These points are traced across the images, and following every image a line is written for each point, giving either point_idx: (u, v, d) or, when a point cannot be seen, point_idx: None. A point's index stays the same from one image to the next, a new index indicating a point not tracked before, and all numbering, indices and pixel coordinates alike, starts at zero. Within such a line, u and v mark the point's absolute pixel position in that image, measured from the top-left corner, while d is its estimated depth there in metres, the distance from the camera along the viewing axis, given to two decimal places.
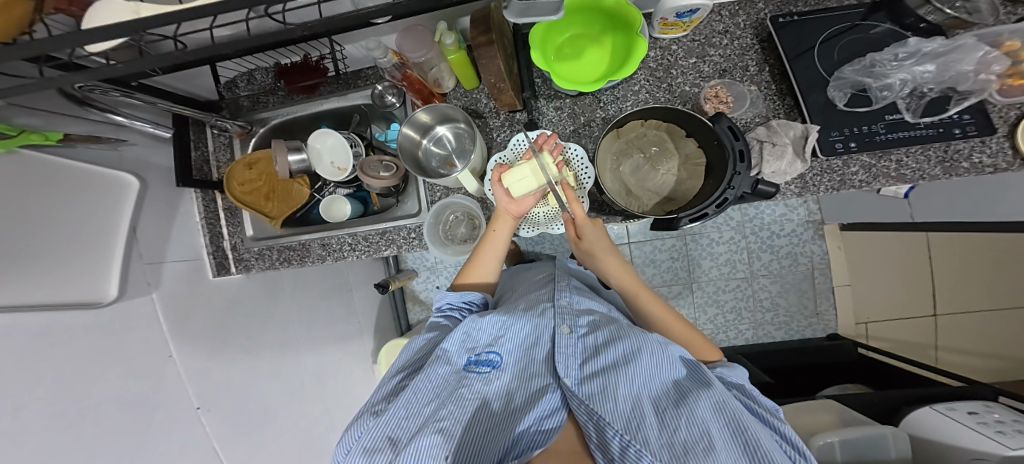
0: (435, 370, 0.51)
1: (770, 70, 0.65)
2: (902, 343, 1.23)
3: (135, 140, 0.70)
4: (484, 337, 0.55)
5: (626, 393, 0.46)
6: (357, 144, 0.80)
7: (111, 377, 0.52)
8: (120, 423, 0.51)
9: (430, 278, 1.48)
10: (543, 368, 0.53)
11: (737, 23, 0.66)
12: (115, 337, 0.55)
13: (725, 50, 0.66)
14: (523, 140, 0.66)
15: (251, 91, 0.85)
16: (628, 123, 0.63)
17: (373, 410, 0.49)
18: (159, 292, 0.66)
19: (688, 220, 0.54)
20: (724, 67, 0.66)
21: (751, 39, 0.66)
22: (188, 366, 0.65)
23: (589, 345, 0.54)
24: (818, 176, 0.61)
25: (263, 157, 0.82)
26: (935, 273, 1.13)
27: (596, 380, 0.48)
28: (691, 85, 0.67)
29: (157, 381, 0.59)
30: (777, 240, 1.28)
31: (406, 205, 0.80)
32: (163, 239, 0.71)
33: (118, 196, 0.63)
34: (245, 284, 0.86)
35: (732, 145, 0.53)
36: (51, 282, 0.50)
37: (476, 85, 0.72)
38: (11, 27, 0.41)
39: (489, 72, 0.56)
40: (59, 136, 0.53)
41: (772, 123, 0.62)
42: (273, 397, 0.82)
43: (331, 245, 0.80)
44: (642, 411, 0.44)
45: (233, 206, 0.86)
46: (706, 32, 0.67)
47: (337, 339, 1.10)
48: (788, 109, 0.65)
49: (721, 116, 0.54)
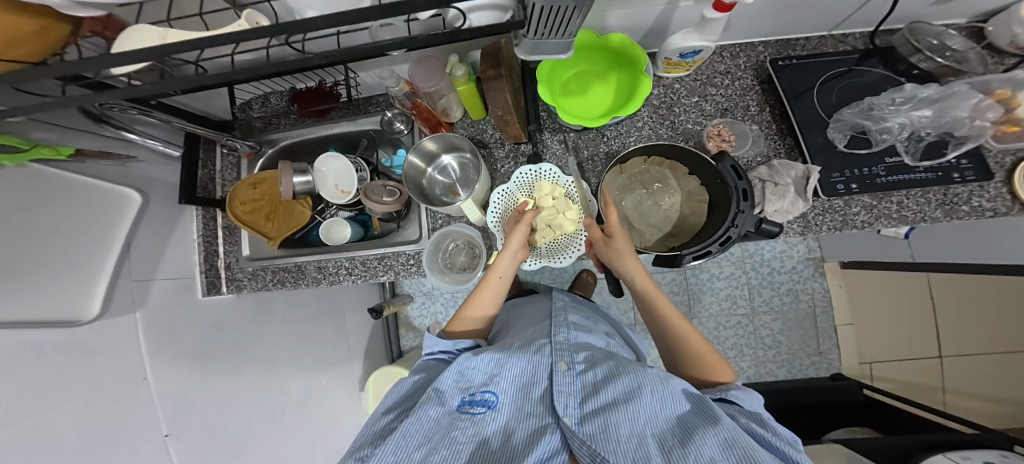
0: (426, 411, 0.48)
1: (770, 110, 0.67)
2: (909, 385, 1.19)
3: (144, 157, 0.70)
4: (478, 376, 0.53)
5: (628, 431, 0.43)
6: (363, 168, 0.80)
7: (76, 401, 0.49)
8: (81, 452, 0.48)
9: (426, 304, 1.45)
10: (540, 407, 0.49)
11: (737, 64, 0.69)
12: (86, 358, 0.52)
13: (726, 89, 0.68)
14: (524, 174, 0.66)
15: (263, 113, 0.86)
16: (630, 159, 0.64)
17: (358, 456, 0.46)
18: (144, 310, 0.63)
19: (692, 257, 0.53)
20: (725, 106, 0.68)
21: (751, 79, 0.68)
22: (161, 390, 0.62)
23: (589, 381, 0.52)
24: (820, 215, 0.61)
25: (268, 177, 0.82)
26: (941, 311, 1.11)
27: (598, 418, 0.45)
28: (693, 123, 0.68)
29: (124, 406, 0.55)
30: (777, 277, 1.27)
31: (406, 232, 0.79)
32: (156, 256, 0.69)
33: (118, 211, 0.62)
34: (235, 305, 0.83)
35: (736, 184, 0.53)
36: (32, 297, 0.48)
37: (483, 117, 0.73)
38: (46, 47, 0.42)
39: (496, 105, 0.57)
40: (72, 151, 0.53)
41: (773, 162, 0.62)
42: (251, 425, 0.78)
43: (327, 268, 0.78)
44: (648, 452, 0.41)
45: (232, 224, 0.84)
46: (708, 72, 0.69)
47: (324, 364, 1.06)
48: (788, 149, 0.66)
49: (724, 155, 0.54)
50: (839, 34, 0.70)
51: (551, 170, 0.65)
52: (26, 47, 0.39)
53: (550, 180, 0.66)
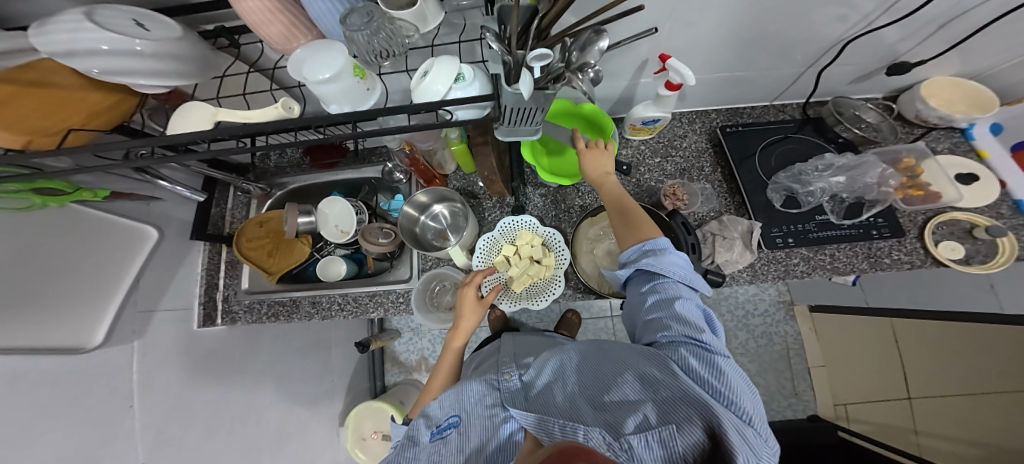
0: (407, 455, 0.51)
1: (722, 171, 0.77)
2: (884, 427, 1.20)
3: (167, 196, 0.76)
4: (439, 410, 0.55)
5: (562, 396, 0.47)
6: (362, 211, 0.87)
7: (62, 428, 0.51)
8: None
9: (413, 339, 1.47)
10: (493, 400, 0.52)
11: (693, 129, 0.81)
12: (80, 385, 0.55)
13: (685, 152, 0.79)
14: (508, 224, 0.74)
15: (280, 163, 0.93)
16: (602, 213, 0.73)
17: None
18: (141, 340, 0.67)
19: None
20: (683, 166, 0.78)
21: (705, 142, 0.80)
22: (144, 420, 0.63)
23: (527, 371, 0.56)
24: (766, 265, 0.69)
25: (274, 216, 0.89)
26: (907, 357, 1.13)
27: (536, 397, 0.49)
28: (655, 181, 0.77)
29: (107, 434, 0.57)
30: (751, 319, 1.37)
31: (398, 271, 0.85)
32: (160, 287, 0.74)
33: (134, 246, 0.68)
34: (226, 337, 0.86)
35: (686, 239, 0.62)
36: (37, 327, 0.52)
37: (473, 170, 0.82)
38: (114, 115, 0.49)
39: (483, 165, 0.66)
40: (107, 193, 0.59)
41: (723, 218, 0.71)
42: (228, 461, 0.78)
43: (320, 303, 0.83)
44: (575, 402, 0.44)
45: (235, 259, 0.89)
46: (669, 135, 0.80)
47: (306, 398, 1.07)
48: (737, 205, 0.75)
49: (676, 212, 0.63)
50: (779, 104, 0.83)
51: (530, 221, 0.74)
52: (103, 119, 0.48)
53: (529, 229, 0.74)
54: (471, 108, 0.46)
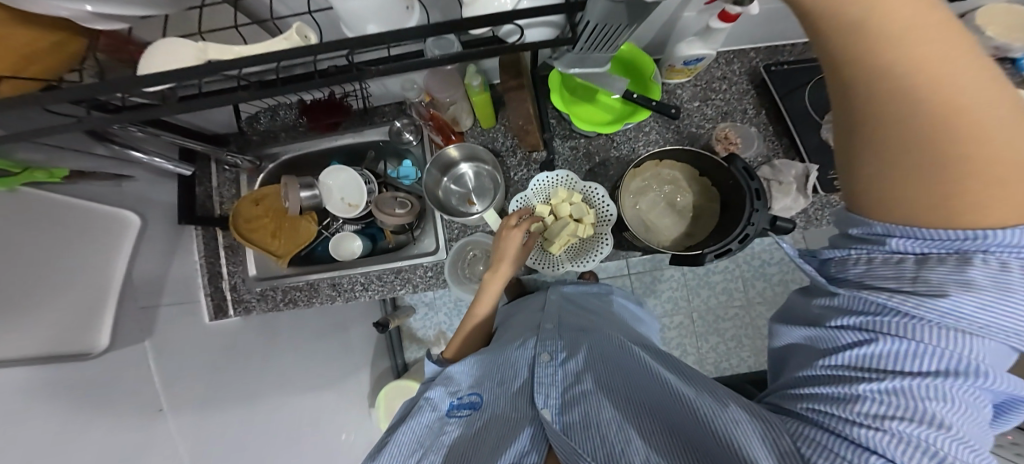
0: (420, 417, 0.51)
1: (766, 113, 0.71)
2: None
3: (138, 175, 0.67)
4: (466, 380, 0.56)
5: (606, 416, 0.42)
6: (371, 180, 0.80)
7: (96, 438, 0.47)
8: None
9: (429, 315, 1.40)
10: (524, 404, 0.49)
11: (733, 70, 0.72)
12: (101, 392, 0.50)
13: (726, 94, 0.72)
14: (542, 180, 0.68)
15: (273, 126, 0.84)
16: (642, 164, 0.65)
17: None
18: (152, 338, 0.61)
19: (713, 255, 0.55)
20: (725, 110, 0.71)
21: (746, 83, 0.72)
22: (178, 423, 0.59)
23: (571, 372, 0.51)
24: (820, 209, 0.66)
25: (269, 193, 0.82)
26: None
27: (576, 408, 0.44)
28: (697, 126, 0.71)
29: (145, 442, 0.53)
30: (769, 268, 1.31)
31: (423, 243, 0.80)
32: (158, 279, 0.67)
33: (119, 233, 0.61)
34: (242, 328, 0.81)
35: (748, 185, 0.54)
36: (36, 330, 0.47)
37: (492, 125, 0.75)
38: (54, 62, 0.40)
39: (518, 116, 0.60)
40: (65, 173, 0.53)
41: (775, 161, 0.66)
42: (271, 449, 0.76)
43: (341, 285, 0.77)
44: (620, 429, 0.40)
45: (235, 244, 0.83)
46: (706, 78, 0.72)
47: (333, 381, 1.03)
48: (786, 148, 0.70)
49: (734, 157, 0.55)
50: None
51: (569, 176, 0.67)
52: (39, 64, 0.39)
53: (567, 186, 0.67)
54: (543, 24, 0.36)
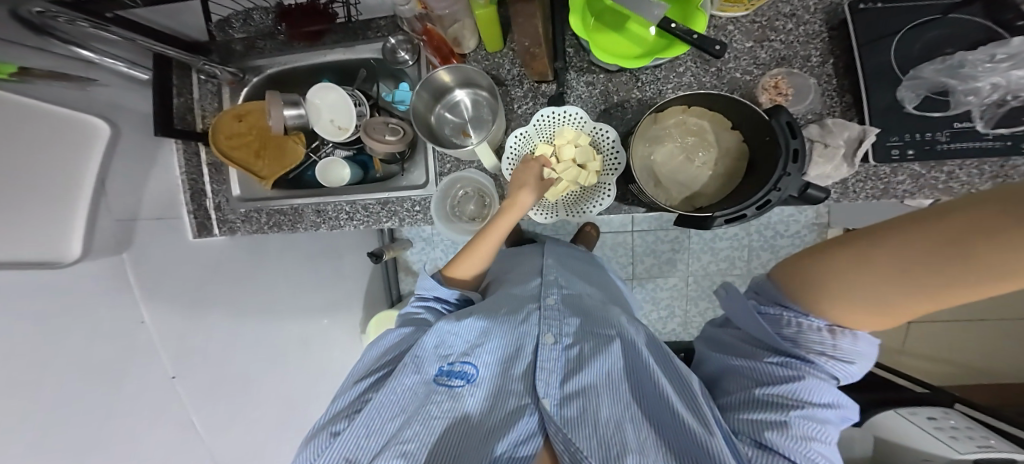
0: (402, 380, 0.51)
1: (834, 63, 0.59)
2: None
3: (108, 81, 0.60)
4: (460, 344, 0.55)
5: (607, 415, 0.46)
6: (361, 103, 0.72)
7: (78, 340, 0.47)
8: (92, 392, 0.48)
9: (426, 249, 1.43)
10: (524, 385, 0.52)
11: (806, 6, 0.59)
12: (83, 301, 0.49)
13: (788, 36, 0.60)
14: (546, 116, 0.59)
15: (246, 32, 0.76)
16: (669, 108, 0.55)
17: (330, 429, 0.50)
18: (130, 251, 0.59)
19: (723, 220, 0.49)
20: (783, 55, 0.60)
21: (819, 25, 0.59)
22: (162, 337, 0.60)
23: (572, 358, 0.53)
24: (861, 182, 0.58)
25: (254, 108, 0.74)
26: None
27: (575, 401, 0.48)
28: (742, 72, 0.60)
29: (129, 350, 0.54)
30: (778, 240, 1.24)
31: (412, 175, 0.74)
32: (136, 192, 0.63)
33: (86, 142, 0.53)
34: (229, 247, 0.79)
35: (788, 142, 0.45)
36: (19, 236, 0.44)
37: (498, 50, 0.65)
38: None
39: (525, 34, 0.48)
40: (11, 69, 0.43)
41: (828, 121, 0.57)
42: (257, 366, 0.79)
43: (325, 212, 0.73)
44: (622, 433, 0.44)
45: (218, 162, 0.79)
46: (770, 13, 0.60)
47: (324, 307, 1.07)
48: (845, 107, 0.59)
49: (780, 108, 0.45)
50: None
51: (578, 114, 0.59)
52: None
53: (576, 127, 0.59)
54: None
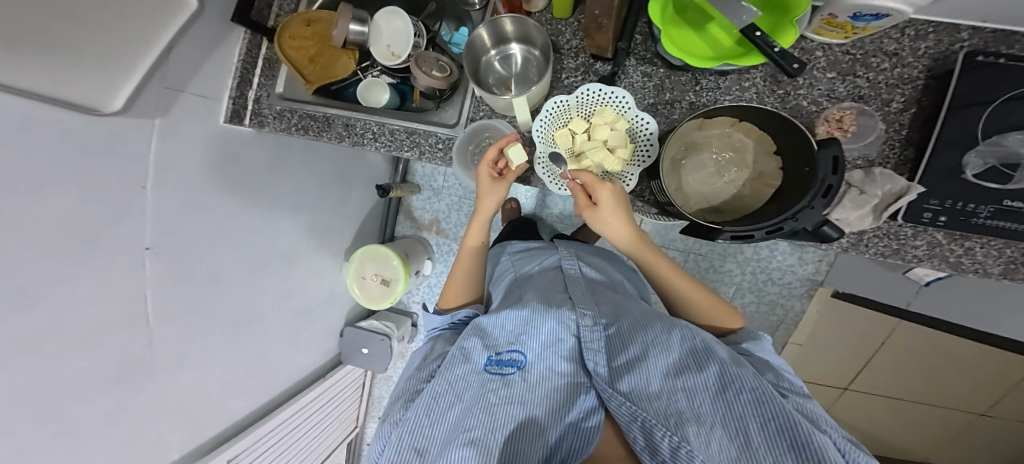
0: (455, 371, 0.56)
1: (914, 113, 0.54)
2: (806, 402, 1.36)
3: None
4: (504, 335, 0.61)
5: (661, 384, 0.50)
6: (421, 34, 0.73)
7: (72, 191, 0.49)
8: (63, 243, 0.49)
9: (430, 200, 1.45)
10: (573, 367, 0.57)
11: (915, 47, 0.54)
12: (98, 154, 0.51)
13: (878, 75, 0.55)
14: (592, 91, 0.59)
15: None
16: (718, 117, 0.56)
17: (392, 422, 0.54)
18: (164, 120, 0.61)
19: (730, 235, 0.50)
20: (863, 94, 0.56)
21: (919, 71, 0.54)
22: (156, 205, 0.62)
23: (613, 338, 0.58)
24: (877, 238, 0.56)
25: (324, 18, 0.75)
26: (878, 356, 1.15)
27: (627, 377, 0.52)
28: (810, 101, 0.58)
29: (117, 210, 0.55)
30: (768, 286, 1.27)
31: (445, 114, 0.75)
32: (193, 67, 0.66)
33: (168, 12, 0.58)
34: (251, 139, 0.81)
35: (825, 177, 0.46)
36: (61, 77, 0.46)
37: (565, 19, 0.65)
38: None
39: (598, 3, 0.49)
40: None
41: (877, 169, 0.54)
42: (229, 265, 0.81)
43: (354, 127, 0.74)
44: (677, 398, 0.48)
45: (273, 59, 0.78)
46: (869, 48, 0.56)
47: (318, 226, 1.11)
48: (901, 161, 0.55)
49: (832, 141, 0.46)
50: None
51: (623, 98, 0.58)
52: None
53: (615, 110, 0.59)
54: None
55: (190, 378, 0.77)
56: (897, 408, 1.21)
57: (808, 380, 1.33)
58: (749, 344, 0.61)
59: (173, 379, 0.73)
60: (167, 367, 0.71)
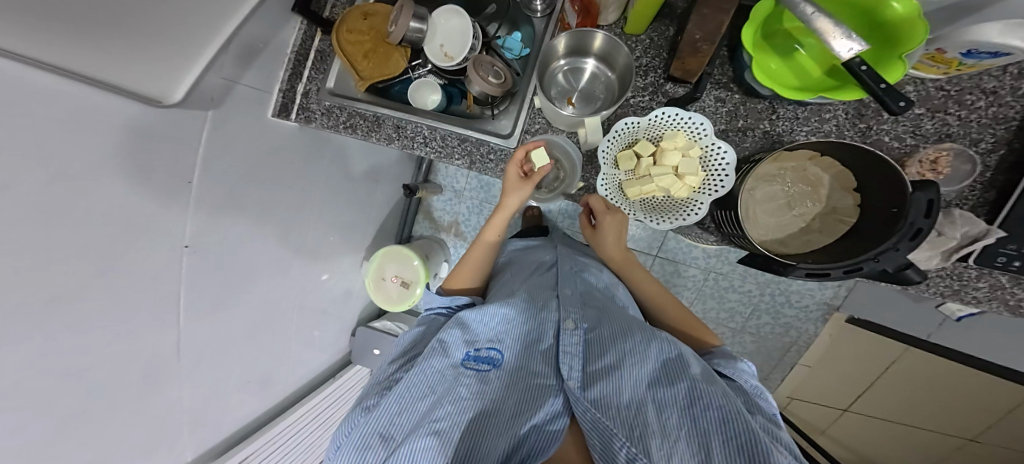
0: (431, 363, 0.57)
1: (1002, 155, 0.55)
2: (804, 418, 1.43)
3: None
4: (485, 334, 0.61)
5: (630, 393, 0.51)
6: (477, 37, 0.74)
7: (121, 184, 0.46)
8: (107, 237, 0.46)
9: (452, 202, 1.43)
10: (548, 369, 0.57)
11: (1017, 87, 0.53)
12: (148, 145, 0.48)
13: (972, 113, 0.55)
14: (667, 115, 0.59)
15: None
16: (797, 149, 0.56)
17: (363, 406, 0.56)
18: (217, 111, 0.59)
19: (805, 272, 0.50)
20: (950, 132, 0.57)
21: (1016, 112, 0.54)
22: (200, 200, 0.59)
23: (590, 345, 0.59)
24: (939, 277, 0.59)
25: (381, 12, 0.74)
26: (881, 384, 1.19)
27: (598, 385, 0.53)
28: (892, 137, 0.59)
29: (161, 205, 0.52)
30: (785, 308, 1.29)
31: (500, 123, 0.73)
32: (248, 56, 0.64)
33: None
34: (294, 134, 0.78)
35: (914, 220, 0.45)
36: (118, 61, 0.43)
37: (636, 35, 0.65)
38: None
39: (701, 26, 0.48)
40: None
41: (954, 211, 0.55)
42: (259, 267, 0.77)
43: (405, 130, 0.72)
44: (644, 409, 0.49)
45: (327, 52, 0.76)
46: (965, 85, 0.55)
47: (343, 225, 1.07)
48: (981, 203, 0.56)
49: (930, 184, 0.45)
50: None
51: (700, 124, 0.57)
52: None
53: (690, 135, 0.58)
54: None
55: (217, 381, 0.73)
56: (897, 434, 1.24)
57: (814, 399, 1.38)
58: (719, 359, 0.60)
59: (198, 382, 0.68)
60: (190, 368, 0.66)
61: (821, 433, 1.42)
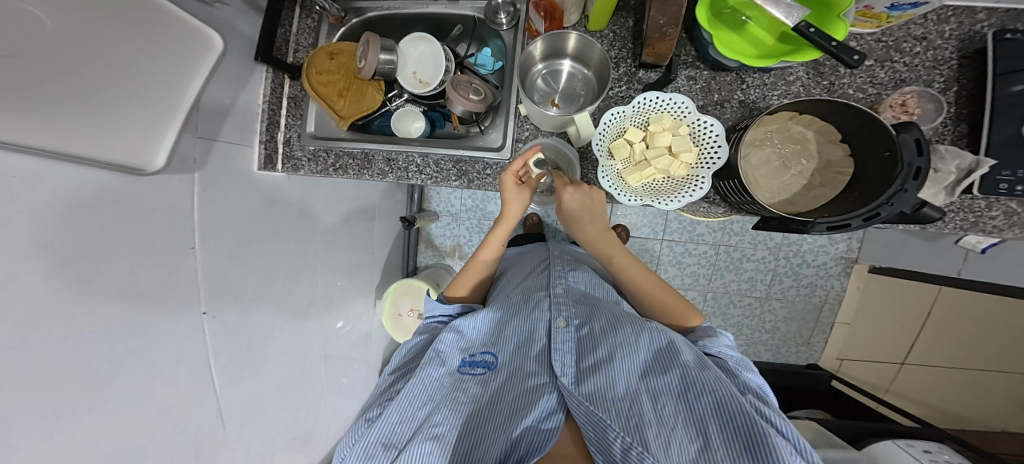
0: (428, 372, 0.55)
1: (957, 91, 0.57)
2: (863, 381, 1.31)
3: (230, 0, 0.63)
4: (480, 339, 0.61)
5: (625, 387, 0.50)
6: (450, 59, 0.75)
7: (123, 261, 0.45)
8: (121, 315, 0.45)
9: (451, 225, 1.42)
10: (539, 367, 0.56)
11: (941, 30, 0.57)
12: (142, 217, 0.48)
13: (914, 58, 0.57)
14: (649, 99, 0.58)
15: None
16: (776, 113, 0.56)
17: (366, 417, 0.54)
18: (203, 173, 0.59)
19: (825, 226, 0.48)
20: (903, 77, 0.58)
21: (951, 51, 0.57)
22: (205, 266, 0.58)
23: (581, 340, 0.59)
24: (954, 213, 0.57)
25: (346, 50, 0.75)
26: (931, 324, 1.18)
27: (592, 379, 0.52)
28: (856, 89, 0.59)
29: (168, 275, 0.52)
30: (804, 268, 1.26)
31: (490, 137, 0.74)
32: (223, 113, 0.63)
33: (199, 56, 0.56)
34: (282, 183, 0.78)
35: (911, 159, 0.45)
36: (92, 136, 0.43)
37: (598, 31, 0.65)
38: None
39: (663, 12, 0.47)
40: None
41: (939, 146, 0.54)
42: (276, 320, 0.75)
43: (396, 161, 0.72)
44: (640, 399, 0.49)
45: (299, 97, 0.77)
46: (898, 34, 0.58)
47: (349, 266, 1.07)
48: (958, 136, 0.56)
49: (910, 125, 0.46)
50: None
51: (682, 103, 0.57)
52: None
53: (675, 116, 0.58)
54: None
55: (259, 442, 0.71)
56: (957, 378, 1.22)
57: (865, 358, 1.29)
58: (707, 341, 0.60)
59: (245, 445, 0.67)
60: (237, 433, 0.65)
61: (883, 394, 1.31)
